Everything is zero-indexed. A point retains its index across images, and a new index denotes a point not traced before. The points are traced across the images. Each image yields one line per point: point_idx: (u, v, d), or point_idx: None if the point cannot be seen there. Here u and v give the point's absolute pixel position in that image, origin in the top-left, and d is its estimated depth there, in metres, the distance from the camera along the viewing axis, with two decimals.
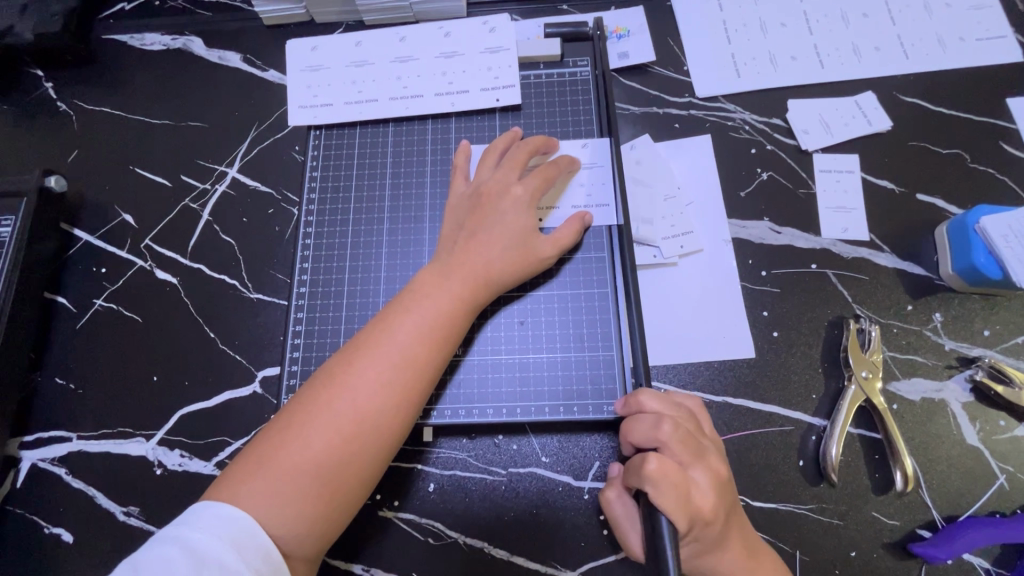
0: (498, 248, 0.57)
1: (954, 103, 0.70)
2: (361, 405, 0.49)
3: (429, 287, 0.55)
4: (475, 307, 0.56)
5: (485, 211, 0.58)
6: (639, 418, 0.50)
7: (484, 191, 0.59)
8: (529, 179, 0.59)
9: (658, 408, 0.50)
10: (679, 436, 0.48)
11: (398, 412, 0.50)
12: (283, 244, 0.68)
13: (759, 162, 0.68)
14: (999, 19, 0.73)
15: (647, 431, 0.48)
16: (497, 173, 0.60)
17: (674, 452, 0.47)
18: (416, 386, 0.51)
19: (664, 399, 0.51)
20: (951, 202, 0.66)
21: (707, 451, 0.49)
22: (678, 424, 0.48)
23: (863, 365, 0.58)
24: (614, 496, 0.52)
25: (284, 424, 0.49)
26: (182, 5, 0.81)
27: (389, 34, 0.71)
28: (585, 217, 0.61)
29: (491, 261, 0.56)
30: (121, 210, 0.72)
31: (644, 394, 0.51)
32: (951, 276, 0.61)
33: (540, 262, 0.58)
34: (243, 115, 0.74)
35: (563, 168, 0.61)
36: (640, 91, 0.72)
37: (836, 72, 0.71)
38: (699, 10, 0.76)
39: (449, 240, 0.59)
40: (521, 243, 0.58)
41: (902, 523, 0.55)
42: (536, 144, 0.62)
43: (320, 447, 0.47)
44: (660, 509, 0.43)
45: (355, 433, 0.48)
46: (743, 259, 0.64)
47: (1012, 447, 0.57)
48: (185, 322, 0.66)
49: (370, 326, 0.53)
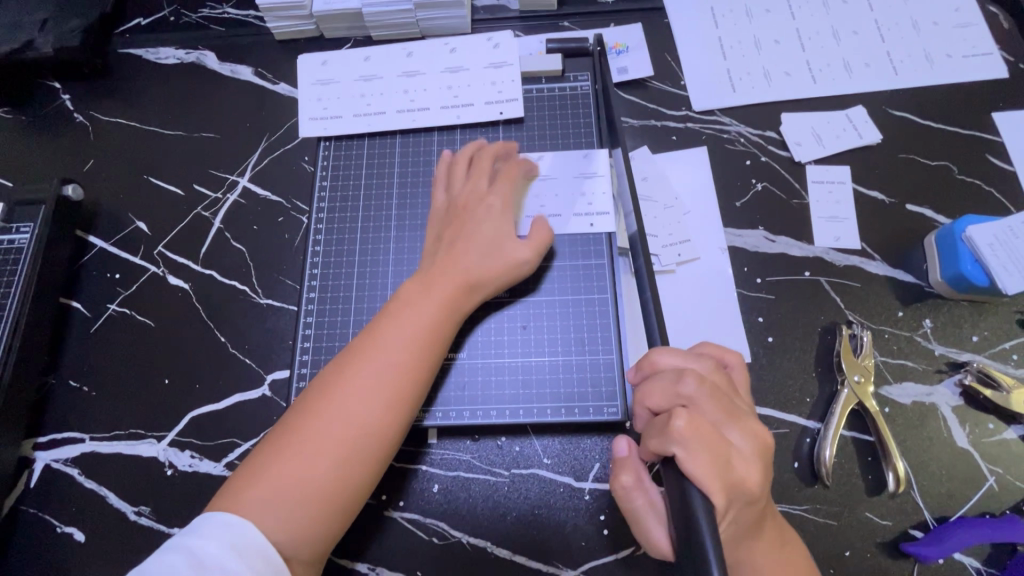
0: (475, 254, 0.58)
1: (941, 117, 0.72)
2: (349, 412, 0.51)
3: (413, 297, 0.56)
4: (454, 312, 0.57)
5: (462, 221, 0.60)
6: (660, 376, 0.49)
7: (460, 204, 0.62)
8: (498, 185, 0.62)
9: (678, 363, 0.50)
10: (704, 391, 0.47)
11: (388, 417, 0.52)
12: (293, 250, 0.70)
13: (754, 173, 0.71)
14: (984, 37, 0.76)
15: (671, 389, 0.48)
16: (467, 185, 0.63)
17: (701, 407, 0.47)
18: (405, 392, 0.53)
19: (684, 354, 0.50)
20: (940, 212, 0.68)
21: (738, 409, 0.48)
22: (702, 379, 0.48)
23: (855, 370, 0.60)
24: (630, 481, 0.49)
25: (278, 436, 0.51)
26: (196, 21, 0.84)
27: (397, 49, 0.74)
28: (541, 220, 0.62)
29: (471, 268, 0.58)
30: (135, 218, 0.74)
31: (659, 351, 0.51)
32: (939, 283, 0.63)
33: (518, 265, 0.60)
34: (254, 126, 0.77)
35: (523, 170, 0.65)
36: (639, 104, 0.75)
37: (828, 87, 0.74)
38: (696, 27, 0.79)
39: (430, 252, 0.60)
40: (498, 249, 0.59)
41: (895, 524, 0.57)
42: (496, 149, 0.65)
43: (311, 455, 0.49)
44: (694, 468, 0.42)
45: (346, 440, 0.50)
46: (739, 266, 0.67)
47: (1001, 449, 0.59)
48: (197, 326, 0.68)
49: (356, 337, 0.55)
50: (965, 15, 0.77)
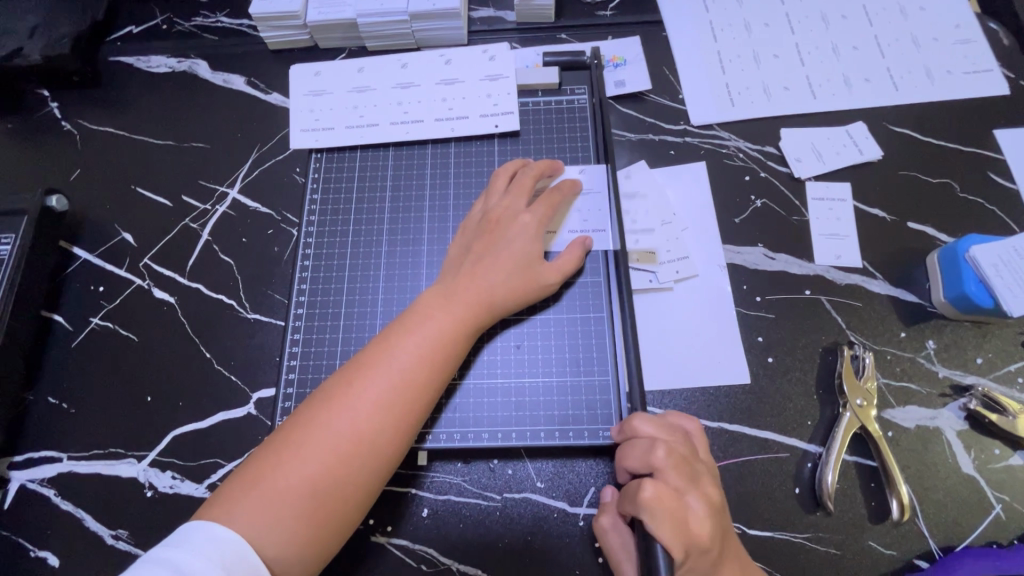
0: (502, 271, 0.57)
1: (943, 134, 0.72)
2: (360, 426, 0.49)
3: (430, 307, 0.55)
4: (474, 330, 0.56)
5: (494, 235, 0.59)
6: (635, 443, 0.50)
7: (493, 217, 0.61)
8: (535, 206, 0.61)
9: (653, 431, 0.50)
10: (674, 460, 0.48)
11: (396, 433, 0.50)
12: (282, 264, 0.69)
13: (754, 189, 0.69)
14: (984, 53, 0.75)
15: (642, 456, 0.49)
16: (505, 199, 0.61)
17: (669, 478, 0.47)
18: (413, 408, 0.51)
19: (660, 423, 0.51)
20: (942, 230, 0.67)
21: (703, 476, 0.49)
22: (672, 448, 0.48)
23: (857, 393, 0.58)
24: (608, 523, 0.53)
25: (283, 442, 0.49)
26: (188, 30, 0.82)
27: (391, 61, 0.73)
28: (585, 242, 0.61)
29: (494, 283, 0.57)
30: (121, 229, 0.72)
31: (637, 417, 0.52)
32: (943, 304, 0.62)
33: (542, 288, 0.59)
34: (245, 136, 0.76)
35: (566, 192, 0.62)
36: (636, 118, 0.74)
37: (827, 102, 0.73)
38: (694, 41, 0.78)
39: (455, 263, 0.59)
40: (525, 268, 0.58)
41: (899, 553, 0.55)
42: (542, 167, 0.63)
43: (316, 467, 0.47)
44: (653, 537, 0.43)
45: (353, 454, 0.48)
46: (738, 284, 0.65)
47: (1007, 475, 0.57)
48: (182, 341, 0.66)
49: (372, 346, 0.53)
50: (965, 31, 0.77)
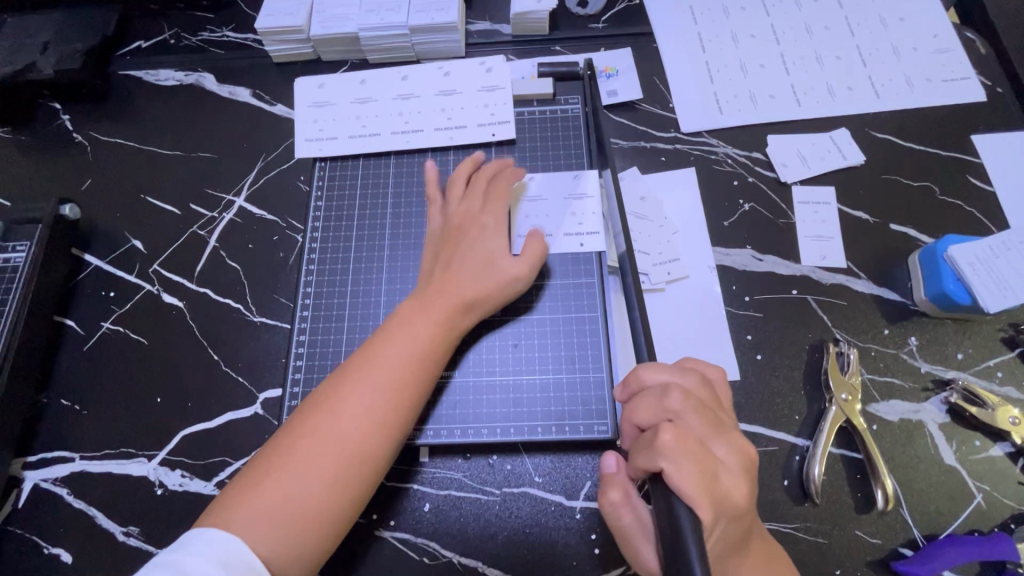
0: (468, 271, 0.60)
1: (923, 139, 0.74)
2: (340, 428, 0.51)
3: (414, 312, 0.58)
4: (456, 331, 0.58)
5: (457, 239, 0.62)
6: (647, 394, 0.50)
7: (456, 223, 0.63)
8: (490, 207, 0.63)
9: (665, 379, 0.50)
10: (691, 404, 0.48)
11: (375, 431, 0.52)
12: (287, 269, 0.71)
13: (742, 193, 0.72)
14: (962, 62, 0.78)
15: (657, 404, 0.48)
16: (464, 204, 0.64)
17: (687, 422, 0.47)
18: (402, 408, 0.53)
19: (670, 370, 0.51)
20: (923, 231, 0.70)
21: (722, 423, 0.49)
22: (687, 393, 0.48)
23: (842, 388, 0.61)
24: (617, 498, 0.50)
25: (271, 449, 0.51)
26: (195, 44, 0.85)
27: (392, 73, 0.76)
28: (540, 234, 0.63)
29: (474, 285, 0.59)
30: (132, 236, 0.75)
31: (644, 368, 0.51)
32: (924, 302, 0.64)
33: (509, 284, 0.60)
34: (251, 146, 0.78)
35: (510, 182, 0.65)
36: (628, 126, 0.77)
37: (812, 110, 0.76)
38: (683, 52, 0.81)
39: (427, 270, 0.62)
40: (491, 266, 0.60)
41: (884, 542, 0.57)
42: (494, 171, 0.66)
43: (302, 470, 0.49)
44: (684, 488, 0.42)
45: (335, 454, 0.50)
46: (728, 285, 0.68)
47: (988, 466, 0.59)
48: (190, 344, 0.68)
49: (351, 354, 0.56)
50: (944, 40, 0.80)
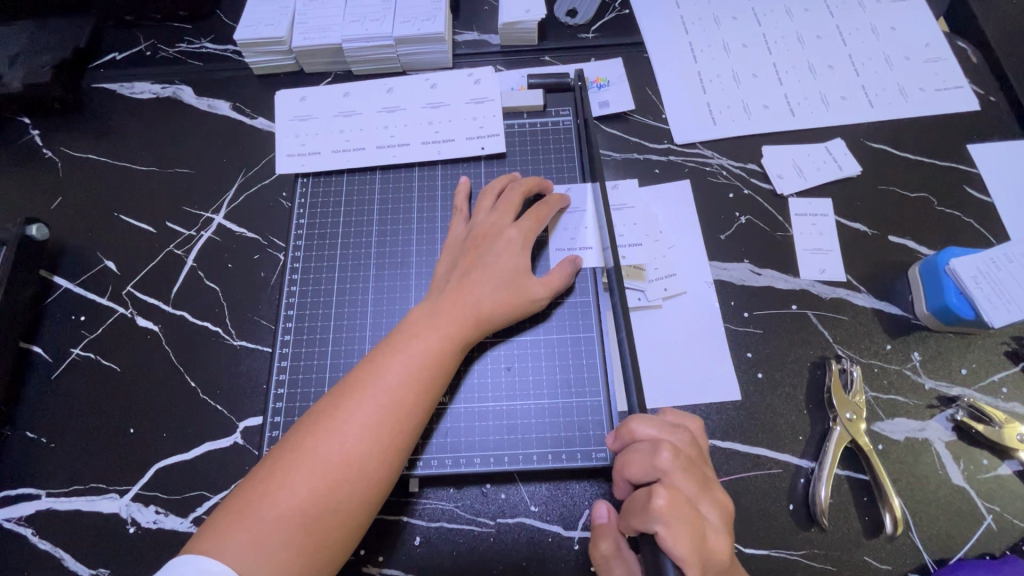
0: (490, 287, 0.57)
1: (919, 149, 0.73)
2: (349, 450, 0.48)
3: (422, 324, 0.55)
4: (463, 345, 0.56)
5: (480, 251, 0.60)
6: (638, 448, 0.46)
7: (479, 234, 0.61)
8: (521, 221, 0.61)
9: (655, 433, 0.47)
10: (681, 464, 0.45)
11: (386, 455, 0.49)
12: (269, 289, 0.68)
13: (738, 206, 0.70)
14: (954, 71, 0.78)
15: (648, 462, 0.45)
16: (493, 215, 0.62)
17: (679, 483, 0.44)
18: (406, 427, 0.51)
19: (661, 423, 0.48)
20: (922, 243, 0.68)
21: (709, 480, 0.46)
22: (679, 451, 0.45)
23: (847, 407, 0.59)
24: (609, 550, 0.50)
25: (273, 468, 0.48)
26: (172, 56, 0.83)
27: (377, 85, 0.74)
28: (575, 260, 0.61)
29: (483, 298, 0.57)
30: (104, 257, 0.71)
31: (636, 419, 0.48)
32: (926, 316, 0.63)
33: (531, 304, 0.59)
34: (231, 161, 0.75)
35: (553, 206, 0.63)
36: (620, 137, 0.75)
37: (806, 120, 0.75)
38: (675, 61, 0.80)
39: (444, 281, 0.59)
40: (512, 283, 0.58)
41: (895, 567, 0.55)
42: (530, 184, 0.64)
43: (305, 494, 0.46)
44: (676, 553, 0.41)
45: (343, 478, 0.47)
46: (726, 300, 0.66)
47: (997, 486, 0.57)
48: (166, 371, 0.65)
49: (360, 368, 0.53)
50: (935, 49, 0.79)
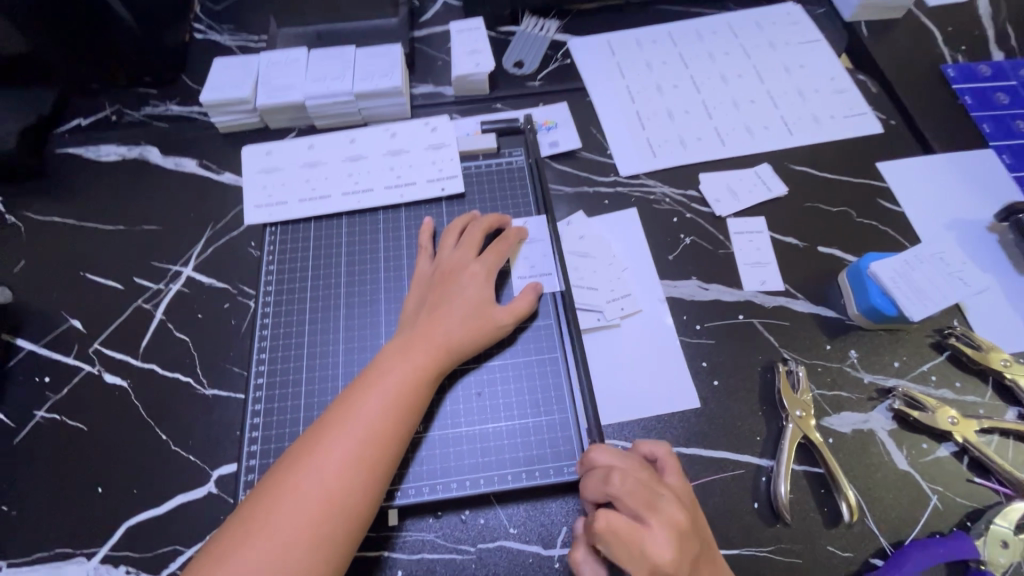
0: (457, 318, 0.60)
1: (835, 169, 0.82)
2: (329, 485, 0.49)
3: (394, 358, 0.57)
4: (435, 376, 0.58)
5: (446, 286, 0.63)
6: (593, 473, 0.52)
7: (445, 270, 0.65)
8: (484, 256, 0.65)
9: (609, 460, 0.52)
10: (627, 485, 0.49)
11: (366, 487, 0.50)
12: (239, 336, 0.69)
13: (682, 229, 0.77)
14: (858, 100, 0.88)
15: (597, 485, 0.50)
16: (457, 251, 0.66)
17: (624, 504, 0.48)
18: (382, 459, 0.52)
19: (615, 453, 0.53)
20: (848, 251, 0.75)
21: (663, 495, 0.49)
22: (625, 473, 0.50)
23: (796, 405, 0.63)
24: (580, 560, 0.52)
25: (252, 511, 0.48)
26: (138, 119, 0.86)
27: (340, 137, 0.79)
28: (538, 287, 0.65)
29: (451, 330, 0.60)
30: (69, 316, 0.71)
31: (593, 449, 0.54)
32: (857, 316, 0.69)
33: (496, 331, 0.62)
34: (199, 215, 0.77)
35: (512, 241, 0.68)
36: (571, 173, 0.81)
37: (735, 148, 0.83)
38: (615, 102, 0.88)
39: (413, 317, 0.62)
40: (479, 314, 0.62)
41: (855, 555, 0.58)
42: (491, 220, 0.68)
43: (287, 533, 0.47)
44: None
45: (324, 514, 0.48)
46: (679, 315, 0.70)
47: (938, 467, 0.62)
48: (135, 425, 0.64)
49: (337, 404, 0.54)
50: (840, 82, 0.90)
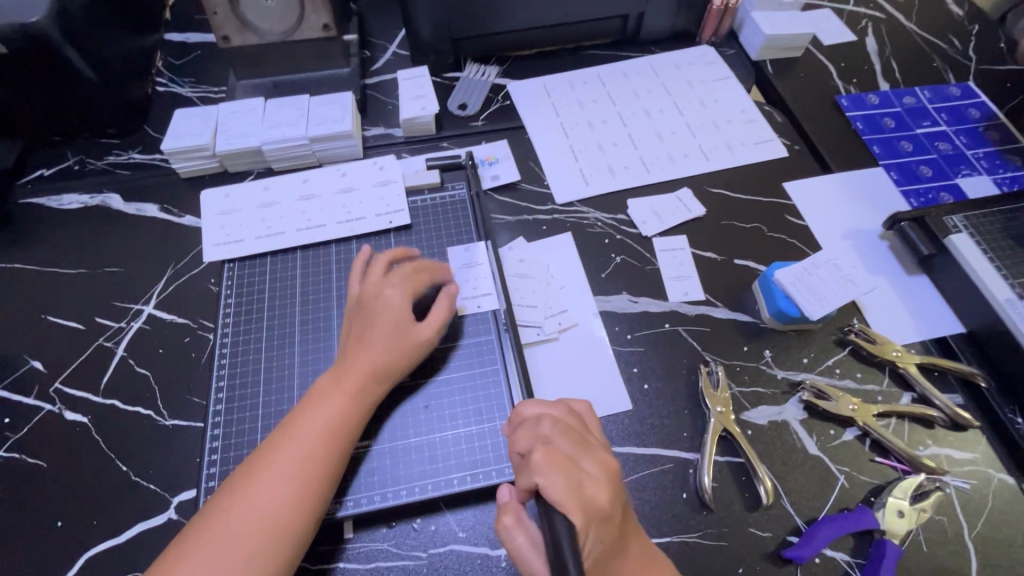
0: (380, 344, 0.64)
1: (747, 190, 0.92)
2: (263, 510, 0.53)
3: (323, 393, 0.61)
4: (362, 407, 0.62)
5: (365, 314, 0.67)
6: (524, 424, 0.56)
7: (363, 298, 0.68)
8: (398, 280, 0.68)
9: (537, 411, 0.57)
10: (559, 428, 0.53)
11: (298, 510, 0.54)
12: (199, 368, 0.73)
13: (613, 249, 0.84)
14: (765, 128, 0.99)
15: (531, 432, 0.54)
16: (372, 279, 0.69)
17: (557, 442, 0.51)
18: (314, 491, 0.56)
19: (543, 404, 0.58)
20: (760, 262, 0.84)
21: (588, 440, 0.54)
22: (556, 419, 0.54)
23: (717, 402, 0.70)
24: (510, 520, 0.52)
25: (192, 538, 0.52)
26: (100, 168, 0.90)
27: (295, 178, 0.85)
28: (451, 296, 0.70)
29: (376, 363, 0.63)
30: (30, 358, 0.74)
31: (523, 404, 0.58)
32: (769, 319, 0.77)
33: (418, 347, 0.66)
34: (160, 256, 0.82)
35: (426, 263, 0.72)
36: (512, 203, 0.89)
37: (658, 175, 0.92)
38: (551, 137, 0.97)
39: (342, 348, 0.66)
40: (398, 334, 0.65)
41: (775, 534, 0.64)
42: (402, 251, 0.73)
43: (225, 555, 0.51)
44: (556, 498, 0.45)
45: (259, 536, 0.52)
46: (612, 327, 0.77)
47: (845, 451, 0.69)
48: (96, 459, 0.67)
49: (273, 436, 0.59)
50: (749, 113, 1.01)
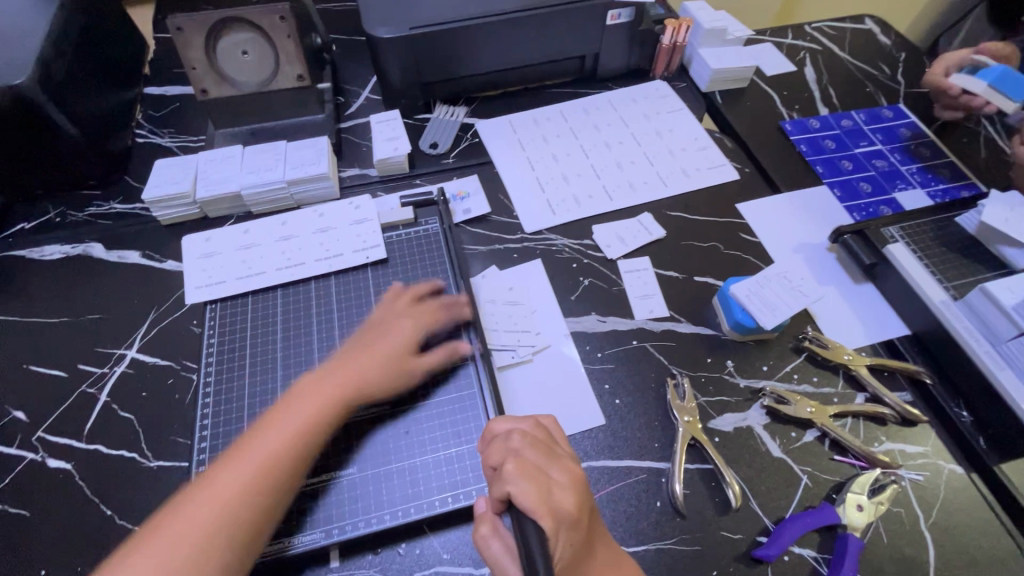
0: (374, 361, 0.69)
1: (703, 212, 0.98)
2: (222, 503, 0.56)
3: (310, 396, 0.65)
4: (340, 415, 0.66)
5: (372, 334, 0.73)
6: (495, 438, 0.59)
7: (372, 321, 0.75)
8: (411, 313, 0.75)
9: (508, 425, 0.60)
10: (529, 442, 0.57)
11: (253, 506, 0.57)
12: (183, 408, 0.74)
13: (581, 272, 0.89)
14: (717, 154, 1.07)
15: (502, 445, 0.57)
16: (388, 308, 0.76)
17: (527, 454, 0.55)
18: (271, 490, 0.58)
19: (513, 419, 0.61)
20: (719, 279, 0.90)
21: (555, 451, 0.58)
22: (526, 433, 0.58)
23: (685, 412, 0.74)
24: (486, 530, 0.55)
25: (156, 524, 0.55)
26: (82, 219, 0.93)
27: (274, 221, 0.89)
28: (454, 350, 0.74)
29: (366, 376, 0.68)
30: (12, 408, 0.75)
31: (495, 420, 0.62)
32: (729, 331, 0.81)
33: (408, 378, 0.70)
34: (142, 301, 0.84)
35: (444, 303, 0.78)
36: (484, 234, 0.93)
37: (620, 202, 0.98)
38: (518, 171, 1.03)
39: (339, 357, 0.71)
40: (394, 361, 0.70)
41: (745, 535, 0.67)
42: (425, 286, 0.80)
43: (179, 542, 0.54)
44: (527, 502, 0.49)
45: (213, 526, 0.55)
46: (583, 346, 0.81)
47: (806, 451, 0.73)
48: (79, 504, 0.67)
49: (251, 432, 0.62)
50: (702, 141, 1.09)
